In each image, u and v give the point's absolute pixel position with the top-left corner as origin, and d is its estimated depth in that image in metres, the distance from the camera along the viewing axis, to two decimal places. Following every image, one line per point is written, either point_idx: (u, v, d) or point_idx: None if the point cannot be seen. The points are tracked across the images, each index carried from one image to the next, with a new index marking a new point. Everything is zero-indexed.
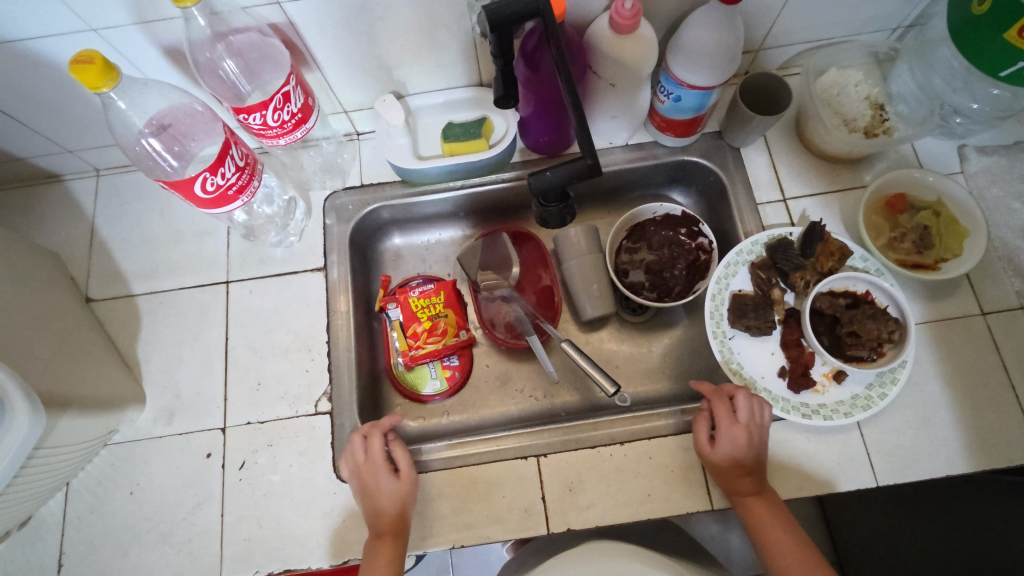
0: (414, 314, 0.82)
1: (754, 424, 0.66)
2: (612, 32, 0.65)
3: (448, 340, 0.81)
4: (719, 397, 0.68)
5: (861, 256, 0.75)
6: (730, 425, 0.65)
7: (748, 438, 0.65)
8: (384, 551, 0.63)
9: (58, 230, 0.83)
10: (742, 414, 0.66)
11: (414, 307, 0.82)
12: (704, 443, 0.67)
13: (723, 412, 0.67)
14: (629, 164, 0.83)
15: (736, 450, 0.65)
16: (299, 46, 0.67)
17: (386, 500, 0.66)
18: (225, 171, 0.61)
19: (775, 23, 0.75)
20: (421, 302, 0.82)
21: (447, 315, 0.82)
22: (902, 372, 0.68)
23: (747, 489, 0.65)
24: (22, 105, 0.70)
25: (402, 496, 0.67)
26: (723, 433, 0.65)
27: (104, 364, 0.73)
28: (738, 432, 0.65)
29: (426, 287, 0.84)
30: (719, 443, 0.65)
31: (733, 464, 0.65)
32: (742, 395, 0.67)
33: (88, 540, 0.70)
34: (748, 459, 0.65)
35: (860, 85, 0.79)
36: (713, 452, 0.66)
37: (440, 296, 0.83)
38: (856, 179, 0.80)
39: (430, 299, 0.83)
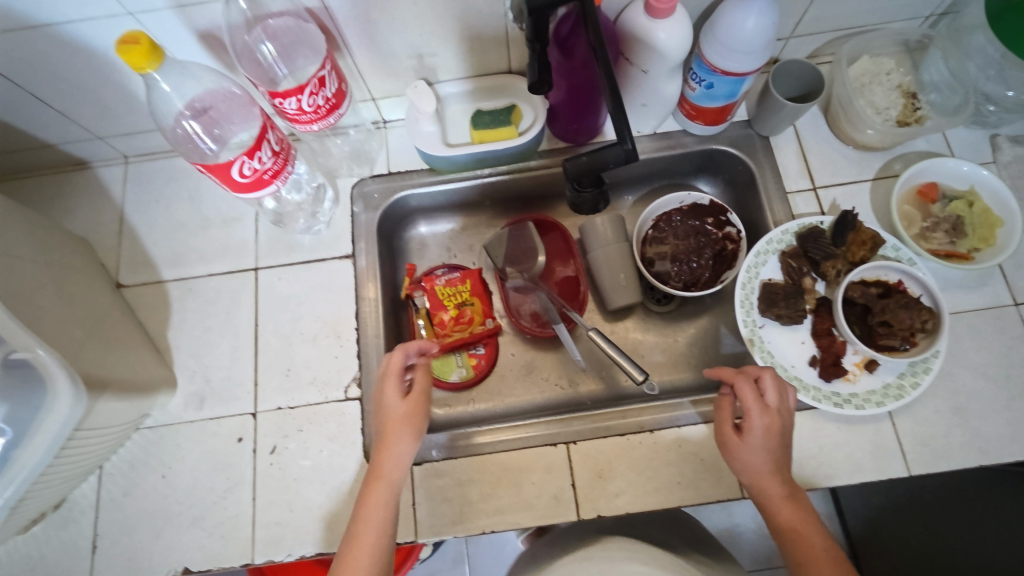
0: (440, 302, 0.83)
1: (781, 408, 0.62)
2: (648, 17, 0.65)
3: (475, 328, 0.82)
4: (745, 380, 0.63)
5: (893, 245, 0.74)
6: (760, 413, 0.60)
7: (779, 427, 0.60)
8: (379, 489, 0.59)
9: (88, 217, 0.83)
10: (771, 399, 0.61)
11: (441, 295, 0.83)
12: (730, 434, 0.62)
13: (751, 398, 0.61)
14: (657, 152, 0.83)
15: (767, 441, 0.60)
16: (333, 31, 0.67)
17: (388, 423, 0.62)
18: (262, 155, 0.61)
19: (809, 11, 0.74)
20: (447, 290, 0.83)
21: (474, 304, 0.84)
22: (935, 361, 0.68)
23: (775, 490, 0.59)
24: (56, 89, 0.70)
25: (405, 422, 0.62)
26: (753, 423, 0.60)
27: (134, 349, 0.73)
28: (767, 421, 0.60)
29: (452, 275, 0.85)
30: (747, 435, 0.60)
31: (763, 457, 0.60)
32: (769, 378, 0.63)
33: (121, 522, 0.70)
34: (778, 450, 0.60)
35: (892, 74, 0.78)
36: (739, 443, 0.61)
37: (466, 284, 0.84)
38: (887, 169, 0.79)
39: (456, 287, 0.84)
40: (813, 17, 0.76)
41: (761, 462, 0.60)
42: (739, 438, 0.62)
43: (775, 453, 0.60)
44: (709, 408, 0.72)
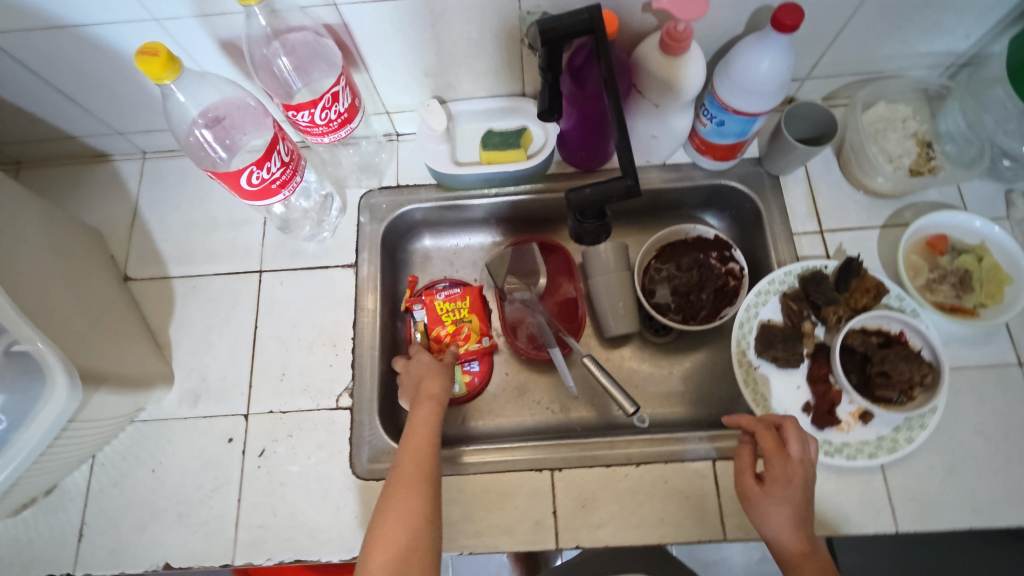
0: (438, 318, 0.82)
1: (805, 461, 0.60)
2: (661, 52, 0.65)
3: (470, 345, 0.82)
4: (766, 427, 0.62)
5: (897, 295, 0.73)
6: (782, 463, 0.59)
7: (802, 479, 0.58)
8: (424, 408, 0.68)
9: (103, 209, 0.85)
10: (793, 448, 0.60)
11: (439, 311, 0.82)
12: (751, 483, 0.60)
13: (772, 445, 0.60)
14: (665, 184, 0.83)
15: (789, 492, 0.58)
16: (351, 47, 0.68)
17: (426, 371, 0.73)
18: (271, 165, 0.62)
19: (826, 54, 0.74)
20: (446, 306, 0.82)
21: (472, 321, 0.83)
22: (931, 418, 0.67)
23: (797, 546, 0.57)
24: (81, 86, 0.72)
25: (441, 367, 0.74)
26: (774, 471, 0.59)
27: (135, 343, 0.75)
28: (790, 470, 0.59)
29: (452, 290, 0.84)
30: (770, 484, 0.59)
31: (787, 509, 0.58)
32: (791, 426, 0.61)
33: (108, 513, 0.72)
34: (803, 504, 0.58)
35: (907, 121, 0.78)
36: (761, 494, 0.59)
37: (465, 300, 0.83)
38: (897, 217, 0.78)
39: (455, 303, 0.83)
40: (830, 60, 0.76)
41: (785, 515, 0.57)
42: (761, 487, 0.60)
43: (798, 506, 0.58)
44: (697, 446, 0.71)
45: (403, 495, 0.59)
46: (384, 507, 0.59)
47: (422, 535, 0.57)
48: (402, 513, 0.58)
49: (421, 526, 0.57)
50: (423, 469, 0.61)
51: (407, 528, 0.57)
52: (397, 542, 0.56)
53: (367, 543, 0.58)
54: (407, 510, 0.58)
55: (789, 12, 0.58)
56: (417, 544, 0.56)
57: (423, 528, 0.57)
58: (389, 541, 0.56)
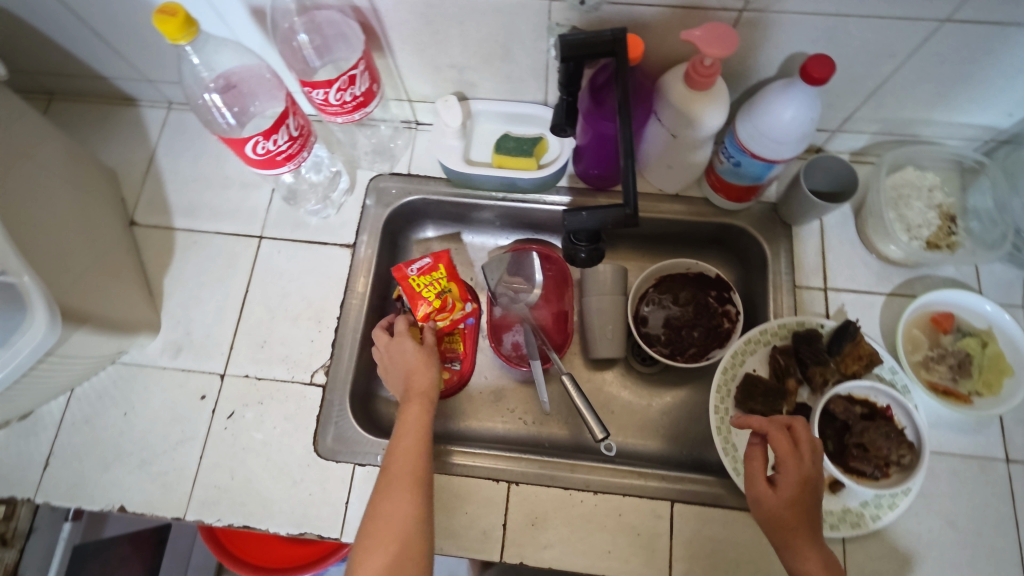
0: (419, 295, 0.74)
1: (817, 462, 0.57)
2: (686, 85, 0.64)
3: (456, 315, 0.76)
4: (778, 429, 0.58)
5: (891, 367, 0.71)
6: (798, 467, 0.56)
7: (815, 482, 0.56)
8: (415, 407, 0.68)
9: (122, 151, 0.87)
10: (805, 449, 0.57)
11: (417, 287, 0.74)
12: (764, 488, 0.57)
13: (788, 451, 0.56)
14: (674, 214, 0.81)
15: (801, 497, 0.56)
16: (378, 32, 0.68)
17: (411, 364, 0.71)
18: (278, 138, 0.63)
19: (859, 108, 0.72)
20: (422, 279, 0.74)
21: (452, 290, 0.75)
22: (902, 499, 0.66)
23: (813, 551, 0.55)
24: (114, 30, 0.74)
25: (427, 358, 0.71)
26: (789, 477, 0.56)
27: (128, 287, 0.76)
28: (805, 474, 0.56)
29: (424, 261, 0.75)
30: (785, 489, 0.56)
31: (800, 512, 0.56)
32: (802, 427, 0.58)
33: (76, 447, 0.73)
34: (815, 505, 0.56)
35: (933, 192, 0.75)
36: (776, 499, 0.56)
37: (439, 269, 0.75)
38: (906, 287, 0.76)
39: (430, 275, 0.75)
40: (863, 115, 0.73)
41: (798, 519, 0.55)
42: (773, 491, 0.57)
43: (810, 508, 0.56)
44: (658, 484, 0.71)
45: (394, 499, 0.60)
46: (376, 507, 0.60)
47: (416, 538, 0.58)
48: (396, 517, 0.59)
49: (416, 530, 0.58)
50: (415, 472, 0.62)
51: (402, 532, 0.58)
52: (391, 546, 0.57)
53: (360, 543, 0.58)
54: (400, 515, 0.59)
55: (820, 64, 0.57)
56: (414, 548, 0.57)
57: (418, 530, 0.58)
58: (384, 545, 0.57)
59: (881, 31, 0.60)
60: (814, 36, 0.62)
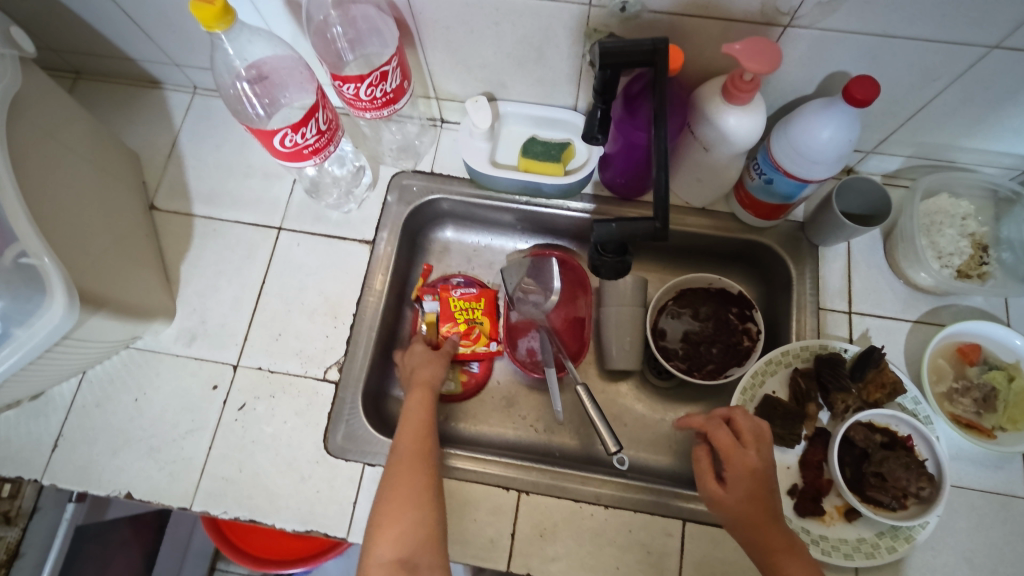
0: (450, 315, 0.80)
1: (762, 452, 0.59)
2: (723, 98, 0.62)
3: (477, 347, 0.80)
4: (717, 425, 0.62)
5: (913, 397, 0.69)
6: (740, 458, 0.59)
7: (761, 471, 0.58)
8: (418, 394, 0.70)
9: (145, 134, 0.87)
10: (747, 440, 0.60)
11: (454, 308, 0.80)
12: (715, 487, 0.60)
13: (727, 444, 0.60)
14: (699, 229, 0.80)
15: (751, 488, 0.58)
16: (412, 28, 0.67)
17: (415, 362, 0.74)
18: (306, 131, 0.62)
19: (897, 131, 0.71)
20: (461, 304, 0.81)
21: (483, 324, 0.81)
22: (919, 533, 0.64)
23: (778, 543, 0.55)
24: (145, 12, 0.73)
25: (431, 357, 0.75)
26: (734, 471, 0.58)
27: (145, 273, 0.76)
28: (750, 464, 0.58)
29: (470, 290, 0.82)
30: (734, 485, 0.58)
31: (755, 504, 0.57)
32: (741, 418, 0.61)
33: (85, 430, 0.73)
34: (769, 495, 0.58)
35: (967, 220, 0.73)
36: (728, 496, 0.58)
37: (480, 302, 0.81)
38: (932, 315, 0.75)
39: (470, 303, 0.81)
40: (900, 138, 0.72)
41: (754, 510, 0.57)
42: (725, 489, 0.59)
43: (764, 498, 0.57)
44: (669, 502, 0.69)
45: (405, 476, 0.62)
46: (387, 487, 0.62)
47: (429, 513, 0.60)
48: (408, 493, 0.60)
49: (427, 505, 0.60)
50: (422, 451, 0.64)
51: (413, 508, 0.59)
52: (405, 520, 0.59)
53: (374, 524, 0.60)
54: (411, 491, 0.60)
55: (863, 85, 0.55)
56: (425, 521, 0.59)
57: (427, 503, 0.60)
58: (397, 520, 0.59)
59: (928, 55, 0.59)
60: (858, 56, 0.61)
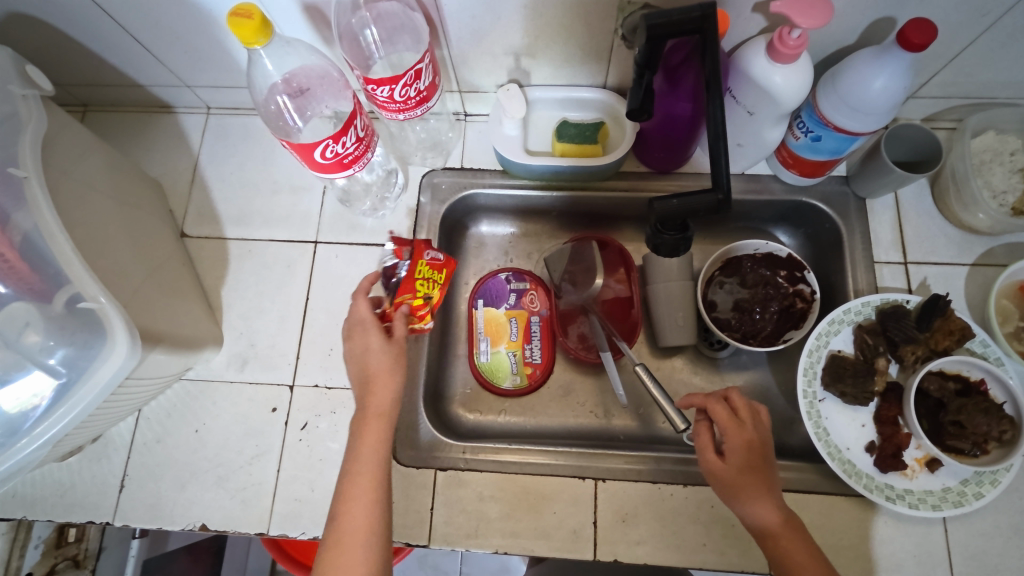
0: (412, 282, 0.65)
1: (757, 426, 0.59)
2: (769, 57, 0.60)
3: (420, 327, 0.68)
4: (716, 400, 0.60)
5: (982, 340, 0.68)
6: (737, 431, 0.58)
7: (757, 443, 0.58)
8: (371, 430, 0.58)
9: (164, 161, 0.85)
10: (744, 415, 0.59)
11: (417, 274, 0.65)
12: (715, 460, 0.58)
13: (725, 417, 0.58)
14: (742, 194, 0.79)
15: (749, 461, 0.57)
16: (437, 22, 0.65)
17: (371, 363, 0.62)
18: (346, 140, 0.60)
19: (939, 73, 0.69)
20: (427, 272, 0.66)
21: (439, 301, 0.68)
22: (1004, 476, 0.63)
23: (774, 520, 0.55)
24: (157, 36, 0.71)
25: (390, 360, 0.62)
26: (733, 444, 0.57)
27: (188, 302, 0.74)
28: (746, 437, 0.58)
29: (438, 256, 0.68)
30: (733, 457, 0.57)
31: (753, 478, 0.56)
32: (738, 396, 0.61)
33: (150, 467, 0.72)
34: (767, 469, 0.57)
35: (1017, 155, 0.72)
36: (727, 468, 0.57)
37: (442, 275, 0.68)
38: (987, 256, 0.74)
39: (435, 273, 0.67)
40: (942, 80, 0.70)
41: (754, 484, 0.56)
42: (723, 462, 0.58)
43: (761, 470, 0.57)
44: None
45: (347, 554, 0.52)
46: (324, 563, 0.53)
47: None
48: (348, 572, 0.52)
49: None
50: (368, 528, 0.54)
51: None
52: None
53: None
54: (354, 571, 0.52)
55: (919, 29, 0.54)
56: None
57: None
58: None
59: None
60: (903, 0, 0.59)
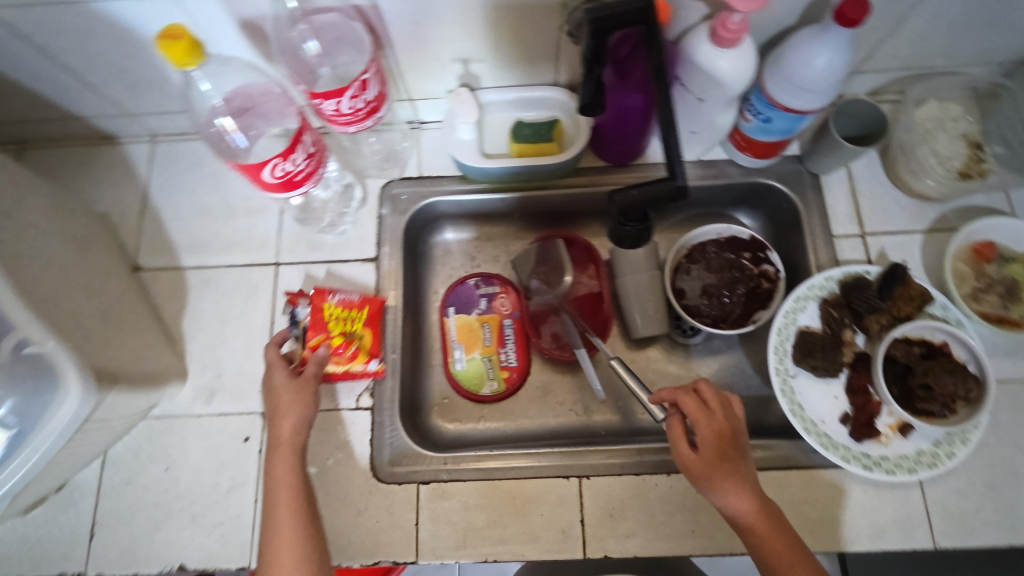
0: (324, 324, 0.68)
1: (728, 414, 0.59)
2: (713, 43, 0.61)
3: (352, 366, 0.69)
4: (685, 392, 0.59)
5: (942, 303, 0.70)
6: (708, 423, 0.57)
7: (729, 433, 0.57)
8: (281, 463, 0.60)
9: (111, 194, 0.82)
10: (714, 405, 0.58)
11: (329, 317, 0.69)
12: (688, 453, 0.57)
13: (695, 409, 0.58)
14: (700, 180, 0.79)
15: (723, 452, 0.56)
16: (380, 30, 0.64)
17: (279, 399, 0.63)
18: (296, 157, 0.59)
19: (879, 47, 0.71)
20: (338, 312, 0.70)
21: (364, 337, 0.70)
22: (973, 433, 0.65)
23: (748, 509, 0.55)
24: (91, 65, 0.68)
25: (292, 395, 0.63)
26: (704, 436, 0.57)
27: (148, 337, 0.72)
28: (717, 428, 0.57)
29: (352, 296, 0.71)
30: (705, 449, 0.56)
31: (726, 469, 0.56)
32: (708, 386, 0.60)
33: (120, 511, 0.69)
34: (740, 458, 0.57)
35: (958, 121, 0.75)
36: (699, 460, 0.56)
37: (362, 312, 0.71)
38: (940, 222, 0.76)
39: (350, 312, 0.70)
40: (883, 54, 0.72)
41: (728, 475, 0.55)
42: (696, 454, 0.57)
43: (734, 460, 0.56)
44: None
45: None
46: None
47: None
48: None
49: None
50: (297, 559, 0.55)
51: None
52: None
53: None
54: None
55: (855, 4, 0.55)
56: None
57: None
58: None
59: None
60: None
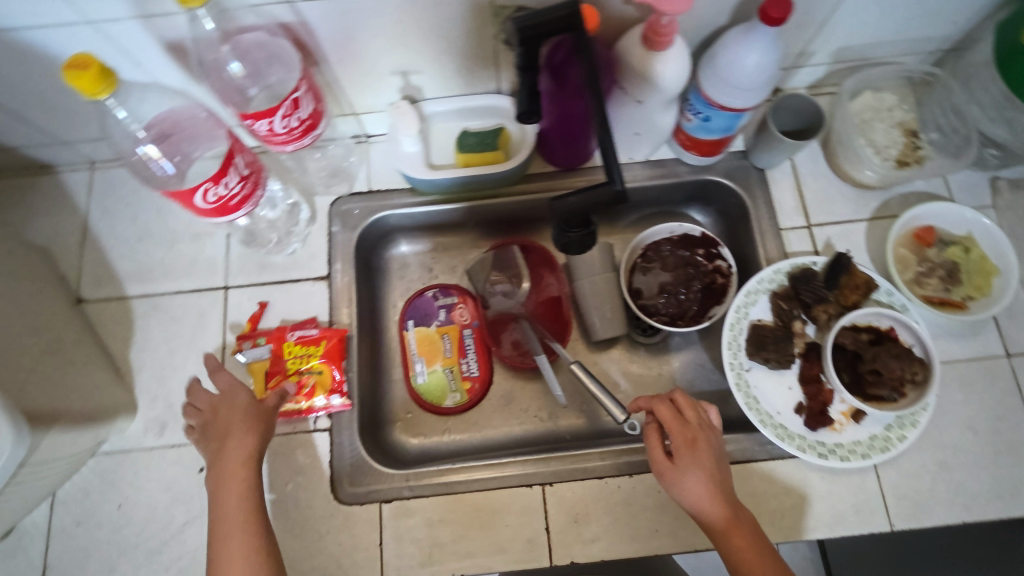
0: (282, 364, 0.72)
1: (703, 422, 0.59)
2: (645, 45, 0.61)
3: (312, 401, 0.70)
4: (661, 400, 0.60)
5: (887, 290, 0.71)
6: (682, 430, 0.58)
7: (704, 441, 0.57)
8: (234, 486, 0.59)
9: (49, 225, 0.79)
10: (689, 413, 0.59)
11: (286, 355, 0.72)
12: (663, 460, 0.58)
13: (670, 417, 0.58)
14: (649, 180, 0.80)
15: (698, 459, 0.56)
16: (310, 46, 0.63)
17: (231, 422, 0.62)
18: (229, 180, 0.57)
19: (811, 42, 0.72)
20: (296, 350, 0.72)
21: (321, 371, 0.71)
22: (921, 415, 0.67)
23: (723, 516, 0.55)
24: (14, 95, 0.66)
25: (247, 418, 0.62)
26: (679, 443, 0.57)
27: (92, 372, 0.70)
28: (691, 436, 0.58)
29: (309, 331, 0.73)
30: (679, 456, 0.57)
31: (700, 477, 0.56)
32: (683, 395, 0.60)
33: (72, 553, 0.67)
34: (716, 466, 0.57)
35: (893, 111, 0.77)
36: (673, 467, 0.57)
37: (319, 346, 0.72)
38: (883, 209, 0.78)
39: (307, 347, 0.72)
40: (815, 48, 0.73)
41: (702, 482, 0.55)
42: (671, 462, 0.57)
43: (710, 467, 0.56)
44: None
45: None
46: None
47: None
48: None
49: None
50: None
51: None
52: None
53: None
54: None
55: (776, 3, 0.55)
56: None
57: None
58: None
59: None
60: None
